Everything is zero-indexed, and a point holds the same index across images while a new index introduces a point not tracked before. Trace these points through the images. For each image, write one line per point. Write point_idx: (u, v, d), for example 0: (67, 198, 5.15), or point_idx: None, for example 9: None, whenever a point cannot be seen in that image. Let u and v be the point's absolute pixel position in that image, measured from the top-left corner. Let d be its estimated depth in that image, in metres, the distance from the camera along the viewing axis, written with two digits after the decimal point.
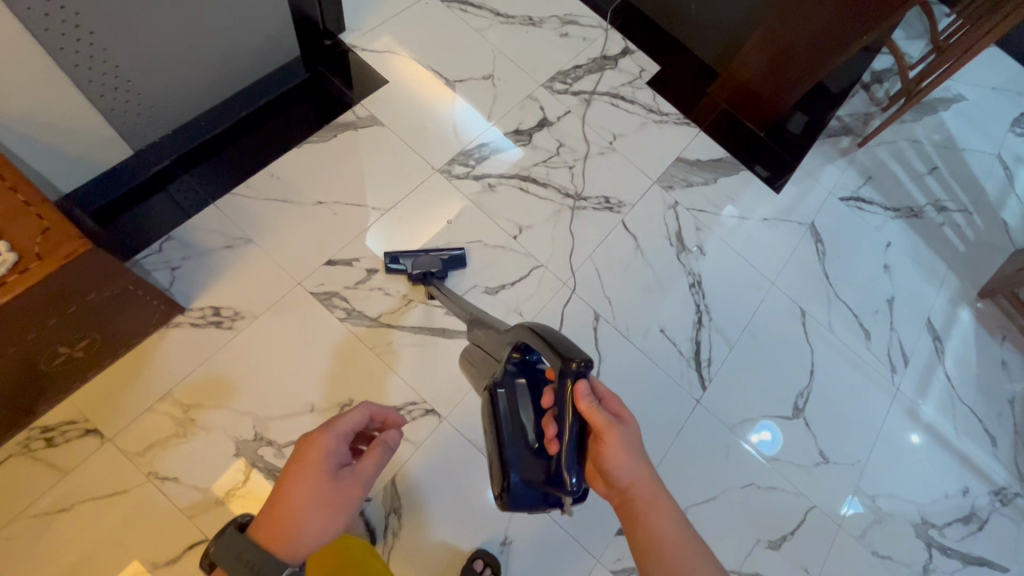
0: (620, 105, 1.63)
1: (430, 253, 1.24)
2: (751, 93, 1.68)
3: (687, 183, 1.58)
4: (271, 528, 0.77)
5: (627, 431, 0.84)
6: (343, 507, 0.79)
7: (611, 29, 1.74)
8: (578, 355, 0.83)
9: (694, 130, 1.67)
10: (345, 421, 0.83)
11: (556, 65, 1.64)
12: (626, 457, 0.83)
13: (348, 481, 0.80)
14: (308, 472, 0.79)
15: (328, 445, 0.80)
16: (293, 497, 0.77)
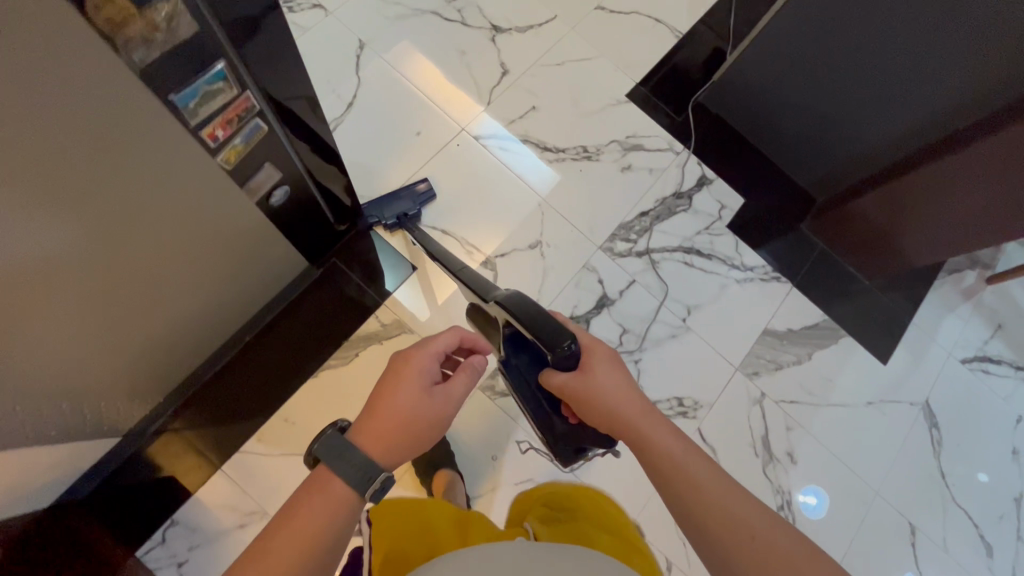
0: (696, 262, 1.34)
1: (397, 198, 1.22)
2: (863, 241, 1.35)
3: (775, 365, 1.31)
4: (369, 434, 0.68)
5: (600, 367, 0.77)
6: (433, 425, 0.73)
7: (684, 154, 1.41)
8: (563, 336, 0.75)
9: (784, 287, 1.37)
10: (435, 341, 0.77)
11: (617, 213, 1.33)
12: (615, 397, 0.75)
13: (444, 397, 0.73)
14: (401, 385, 0.72)
15: (422, 361, 0.75)
16: (390, 405, 0.70)
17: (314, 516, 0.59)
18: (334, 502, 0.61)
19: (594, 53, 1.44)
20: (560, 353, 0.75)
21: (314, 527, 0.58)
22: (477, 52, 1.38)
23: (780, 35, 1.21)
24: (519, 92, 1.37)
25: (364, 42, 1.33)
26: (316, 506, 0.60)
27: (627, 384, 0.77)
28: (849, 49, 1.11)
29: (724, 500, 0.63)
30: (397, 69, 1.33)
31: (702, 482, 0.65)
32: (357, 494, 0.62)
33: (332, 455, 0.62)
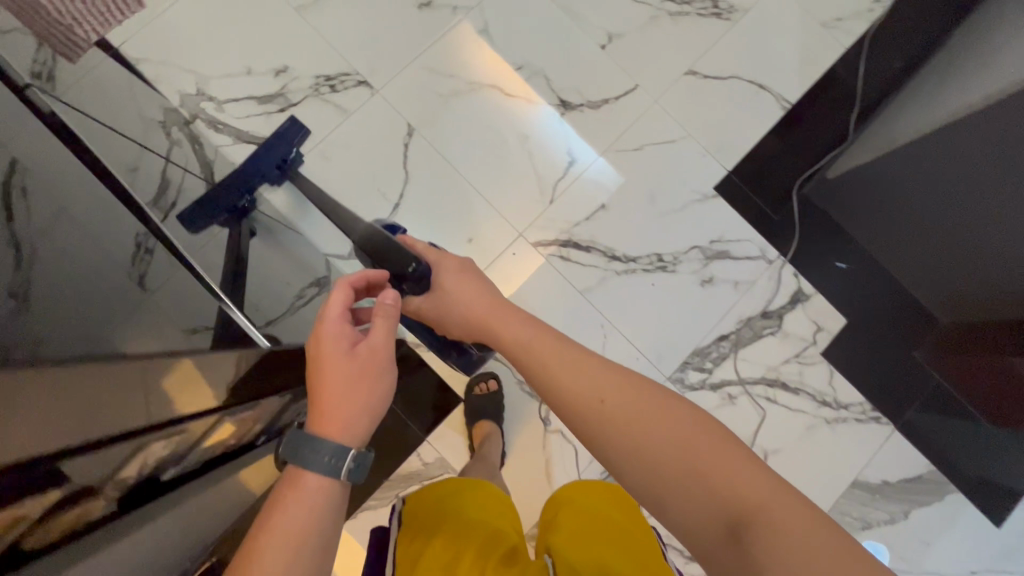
0: (779, 397, 1.17)
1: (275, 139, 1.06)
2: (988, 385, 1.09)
3: (862, 524, 1.14)
4: (325, 419, 0.54)
5: (451, 279, 0.74)
6: (383, 376, 0.58)
7: (779, 263, 1.20)
8: (406, 257, 0.75)
9: (885, 430, 1.17)
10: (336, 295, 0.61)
11: (692, 336, 1.16)
12: (468, 303, 0.72)
13: (374, 346, 0.58)
14: (324, 346, 0.57)
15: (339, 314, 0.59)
16: (328, 378, 0.55)
17: (288, 525, 0.48)
18: (309, 496, 0.50)
19: (679, 132, 1.22)
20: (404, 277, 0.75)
21: (297, 527, 0.48)
22: (540, 135, 1.20)
23: (898, 161, 1.06)
24: (587, 185, 1.19)
25: (415, 126, 1.18)
26: (287, 513, 0.49)
27: (482, 287, 0.73)
28: (973, 211, 0.96)
29: (601, 387, 0.57)
30: (448, 159, 1.17)
31: (573, 377, 0.59)
32: (334, 480, 0.52)
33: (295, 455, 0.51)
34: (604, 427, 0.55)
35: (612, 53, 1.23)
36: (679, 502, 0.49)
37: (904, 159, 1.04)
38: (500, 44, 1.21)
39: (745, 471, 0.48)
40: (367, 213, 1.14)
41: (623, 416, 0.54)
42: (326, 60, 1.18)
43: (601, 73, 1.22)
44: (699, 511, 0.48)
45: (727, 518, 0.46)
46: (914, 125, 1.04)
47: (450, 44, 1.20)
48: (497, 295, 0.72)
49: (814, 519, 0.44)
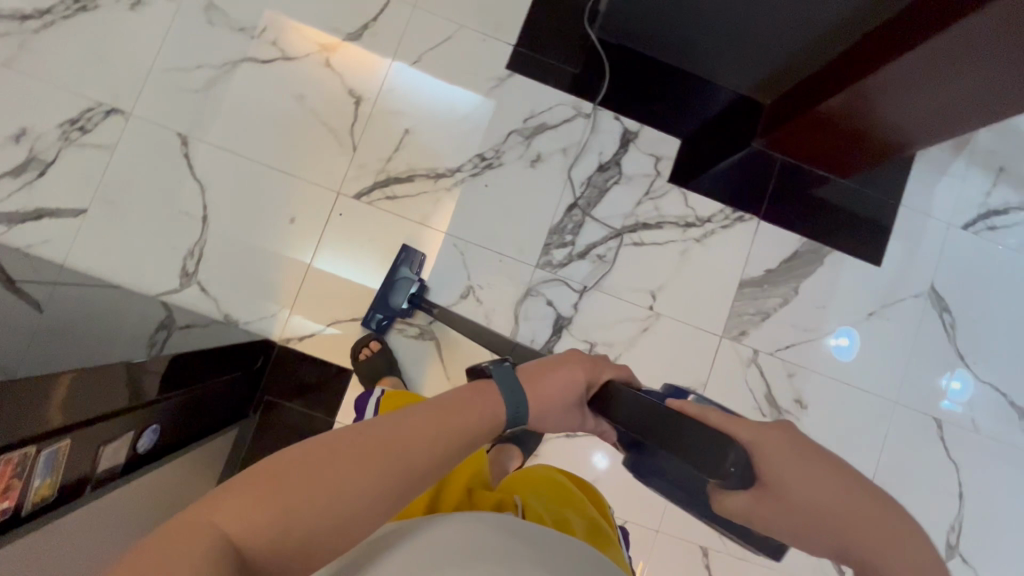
0: (645, 238, 1.18)
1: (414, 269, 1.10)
2: (816, 125, 1.10)
3: (762, 316, 1.20)
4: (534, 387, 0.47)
5: (776, 457, 0.42)
6: (558, 397, 0.47)
7: (596, 113, 1.19)
8: (712, 430, 0.40)
9: (752, 225, 1.21)
10: (613, 369, 0.51)
11: (545, 217, 1.16)
12: (810, 488, 0.41)
13: (564, 387, 0.48)
14: (568, 363, 0.49)
15: (589, 363, 0.49)
16: (544, 379, 0.47)
17: (418, 424, 0.40)
18: (480, 407, 0.44)
19: (451, 27, 1.17)
20: (707, 455, 0.40)
21: (460, 424, 0.42)
22: (316, 86, 1.13)
23: None
24: (383, 117, 1.14)
25: (186, 131, 1.10)
26: (433, 413, 0.41)
27: (771, 442, 0.43)
28: None
29: (852, 508, 0.41)
30: (234, 150, 1.11)
31: (808, 487, 0.42)
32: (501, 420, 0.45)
33: (502, 376, 0.46)
34: (787, 519, 0.42)
35: None
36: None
37: None
38: (233, 12, 1.13)
39: None
40: (179, 239, 1.09)
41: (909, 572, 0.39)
42: (60, 104, 1.08)
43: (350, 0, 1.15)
44: None
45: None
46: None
47: (181, 34, 1.11)
48: (792, 440, 0.43)
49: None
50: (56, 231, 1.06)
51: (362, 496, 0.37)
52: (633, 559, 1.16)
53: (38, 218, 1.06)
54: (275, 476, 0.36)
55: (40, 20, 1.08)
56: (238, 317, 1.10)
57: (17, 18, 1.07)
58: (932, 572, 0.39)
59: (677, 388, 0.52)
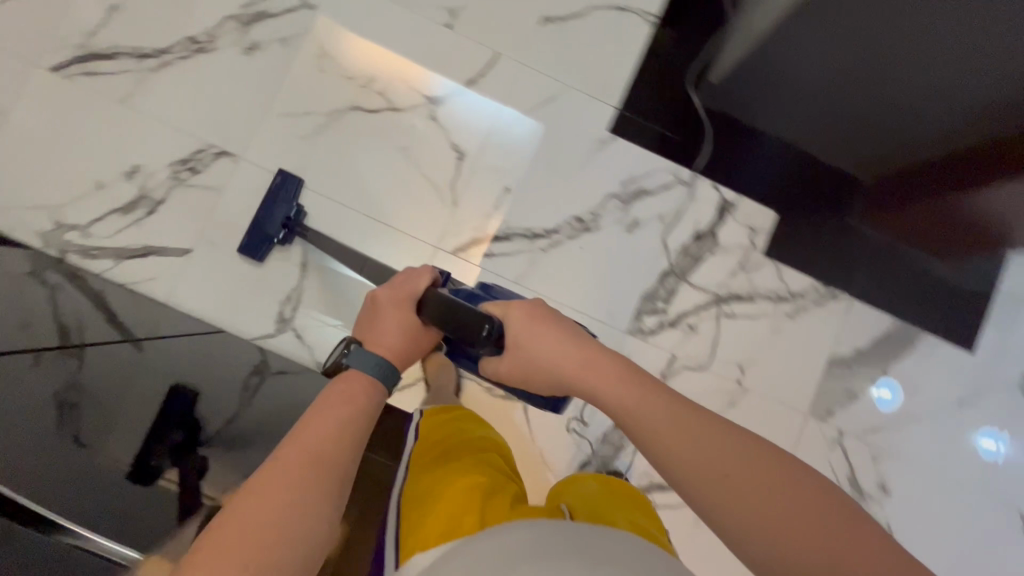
0: (736, 310, 1.17)
1: (284, 197, 1.08)
2: (924, 212, 1.10)
3: (850, 396, 1.18)
4: (384, 330, 0.68)
5: (527, 333, 0.63)
6: (397, 327, 0.68)
7: (695, 181, 1.18)
8: (477, 317, 0.62)
9: (844, 303, 1.19)
10: (420, 274, 0.70)
11: (637, 283, 1.15)
12: (556, 352, 0.62)
13: (399, 318, 0.68)
14: (379, 298, 0.70)
15: (405, 288, 0.69)
16: (382, 322, 0.68)
17: (324, 423, 0.56)
18: (347, 403, 0.59)
19: (556, 87, 1.17)
20: (477, 337, 0.62)
21: (340, 416, 0.57)
22: (419, 139, 1.13)
23: (785, 25, 0.92)
24: (484, 173, 1.14)
25: (291, 176, 1.11)
26: (325, 413, 0.57)
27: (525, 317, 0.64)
28: (852, 62, 0.92)
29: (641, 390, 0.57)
30: (336, 199, 1.12)
31: (594, 374, 0.60)
32: (376, 390, 0.63)
33: (362, 359, 0.64)
34: (596, 386, 0.59)
35: (461, 28, 1.16)
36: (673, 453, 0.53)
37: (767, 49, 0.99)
38: (343, 60, 1.13)
39: (765, 467, 0.51)
40: (277, 283, 1.10)
41: (702, 469, 0.52)
42: (172, 144, 1.09)
43: (458, 55, 1.15)
44: (807, 556, 0.47)
45: (715, 477, 0.51)
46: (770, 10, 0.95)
47: (292, 80, 1.12)
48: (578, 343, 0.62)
49: (771, 466, 0.51)
50: (162, 269, 1.08)
51: (305, 509, 0.49)
52: None
53: (144, 256, 1.08)
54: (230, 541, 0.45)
55: (158, 59, 1.10)
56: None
57: (137, 56, 1.09)
58: (708, 424, 0.54)
59: (486, 286, 0.83)
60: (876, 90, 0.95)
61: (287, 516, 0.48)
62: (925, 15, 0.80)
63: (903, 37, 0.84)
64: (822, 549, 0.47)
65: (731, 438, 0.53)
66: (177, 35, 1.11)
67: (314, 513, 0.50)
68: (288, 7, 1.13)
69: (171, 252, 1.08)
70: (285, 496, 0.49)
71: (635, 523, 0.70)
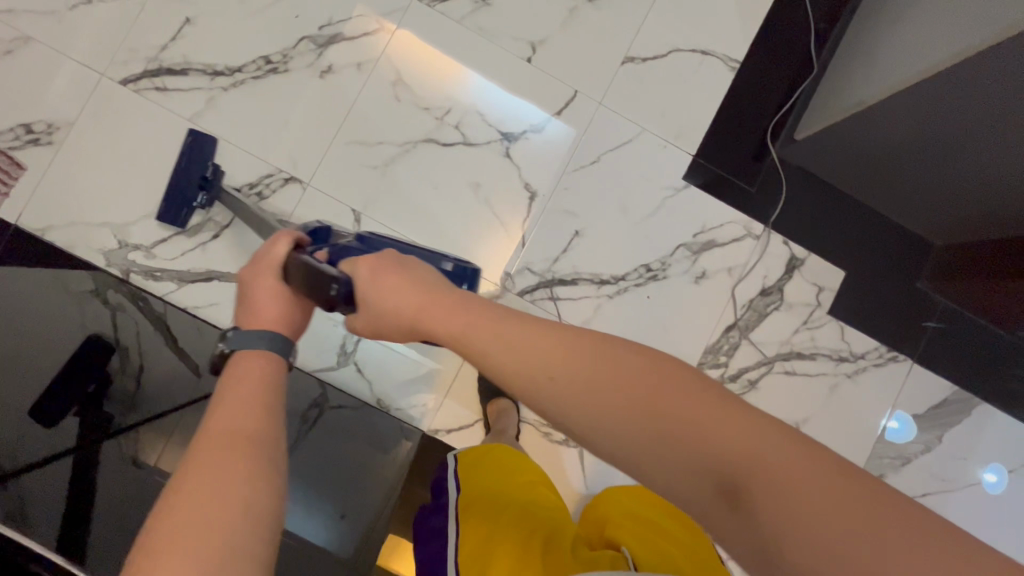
0: (796, 368, 1.17)
1: (189, 163, 1.04)
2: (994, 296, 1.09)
3: (902, 460, 1.18)
4: (259, 303, 0.62)
5: (369, 288, 0.55)
6: (270, 296, 0.62)
7: (766, 235, 1.16)
8: (324, 277, 0.56)
9: (905, 367, 1.19)
10: (277, 247, 0.65)
11: (701, 336, 1.14)
12: (394, 302, 0.53)
13: (265, 289, 0.63)
14: (247, 271, 0.65)
15: (263, 263, 0.64)
16: (253, 296, 0.63)
17: (239, 400, 0.49)
18: (256, 375, 0.52)
19: (633, 129, 1.14)
20: (330, 300, 0.57)
21: (246, 388, 0.51)
22: (491, 175, 1.11)
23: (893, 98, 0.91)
24: (554, 215, 1.12)
25: (360, 207, 1.09)
26: (231, 397, 0.49)
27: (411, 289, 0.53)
28: (945, 148, 0.91)
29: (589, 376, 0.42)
30: (404, 232, 1.09)
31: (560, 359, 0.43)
32: (275, 360, 0.56)
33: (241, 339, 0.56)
34: (577, 411, 0.41)
35: (539, 63, 1.13)
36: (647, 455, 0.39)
37: (867, 120, 0.98)
38: (418, 90, 1.10)
39: (708, 406, 0.38)
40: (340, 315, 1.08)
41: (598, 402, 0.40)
42: (239, 166, 1.06)
43: (535, 91, 1.13)
44: (703, 498, 0.36)
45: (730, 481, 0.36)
46: (886, 84, 0.94)
47: (365, 106, 1.09)
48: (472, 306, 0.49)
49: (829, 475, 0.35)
50: (225, 295, 1.06)
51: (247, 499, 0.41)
52: None
53: (208, 280, 1.05)
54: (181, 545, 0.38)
55: (230, 77, 1.07)
56: (391, 404, 1.11)
57: (209, 73, 1.06)
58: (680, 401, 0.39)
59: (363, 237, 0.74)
60: (963, 176, 0.95)
61: (230, 523, 0.40)
62: (1005, 120, 0.79)
63: (988, 137, 0.83)
64: (745, 480, 0.35)
65: (640, 365, 0.41)
66: (251, 54, 1.07)
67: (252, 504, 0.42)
68: (366, 31, 1.10)
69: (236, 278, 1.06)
70: (225, 504, 0.40)
71: (675, 538, 0.74)
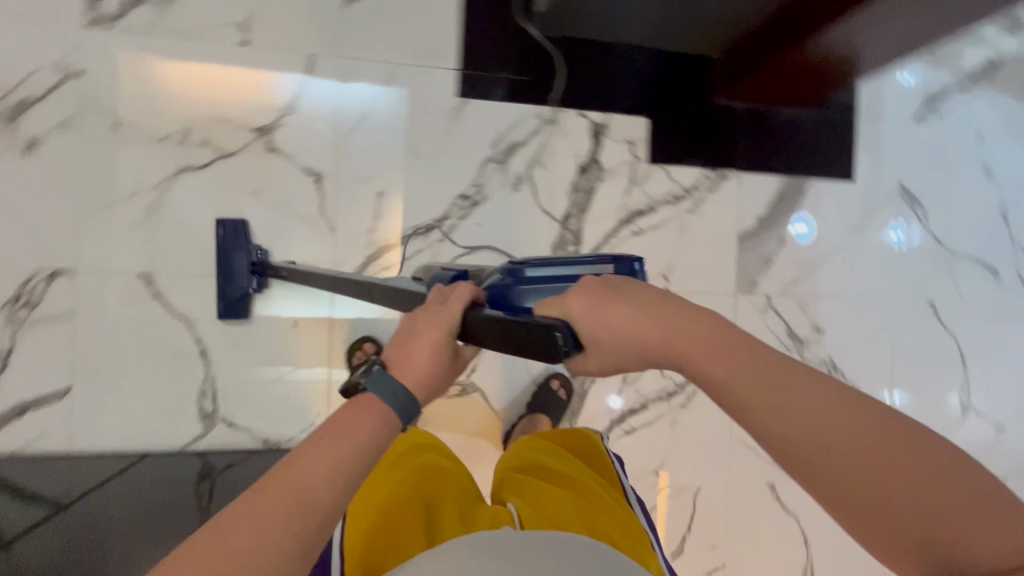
0: (642, 225, 1.19)
1: (226, 252, 1.01)
2: (773, 74, 1.13)
3: (765, 261, 1.26)
4: (412, 366, 0.47)
5: (599, 321, 0.41)
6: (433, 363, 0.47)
7: (559, 115, 1.16)
8: (554, 332, 0.40)
9: (734, 179, 1.24)
10: (462, 288, 0.49)
11: (543, 236, 1.15)
12: (620, 331, 0.42)
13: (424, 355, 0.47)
14: (416, 321, 0.48)
15: (434, 313, 0.47)
16: (413, 356, 0.47)
17: (333, 447, 0.43)
18: (368, 423, 0.44)
19: (388, 69, 1.08)
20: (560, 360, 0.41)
21: (348, 448, 0.43)
22: (268, 175, 1.04)
23: None
24: (350, 186, 1.07)
25: (145, 269, 1.00)
26: (334, 442, 0.43)
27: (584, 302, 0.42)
28: None
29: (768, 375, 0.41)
30: (206, 271, 1.02)
31: (722, 363, 0.41)
32: (397, 416, 0.46)
33: (379, 383, 0.45)
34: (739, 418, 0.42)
35: (259, 41, 1.03)
36: (813, 464, 0.39)
37: None
38: (145, 122, 0.99)
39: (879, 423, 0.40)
40: (183, 382, 1.01)
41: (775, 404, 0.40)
42: None
43: (270, 72, 1.04)
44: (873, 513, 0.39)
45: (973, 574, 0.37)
46: None
47: (96, 164, 0.98)
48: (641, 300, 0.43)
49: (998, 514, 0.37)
50: (48, 419, 0.96)
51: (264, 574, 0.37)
52: (713, 515, 1.25)
53: (20, 414, 0.95)
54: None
55: None
56: (279, 440, 1.06)
57: None
58: (880, 427, 0.39)
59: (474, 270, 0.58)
60: None
61: None
62: None
63: None
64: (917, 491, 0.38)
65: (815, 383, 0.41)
66: None
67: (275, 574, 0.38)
68: (53, 85, 0.96)
69: (49, 399, 0.96)
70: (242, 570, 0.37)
71: (581, 487, 0.75)
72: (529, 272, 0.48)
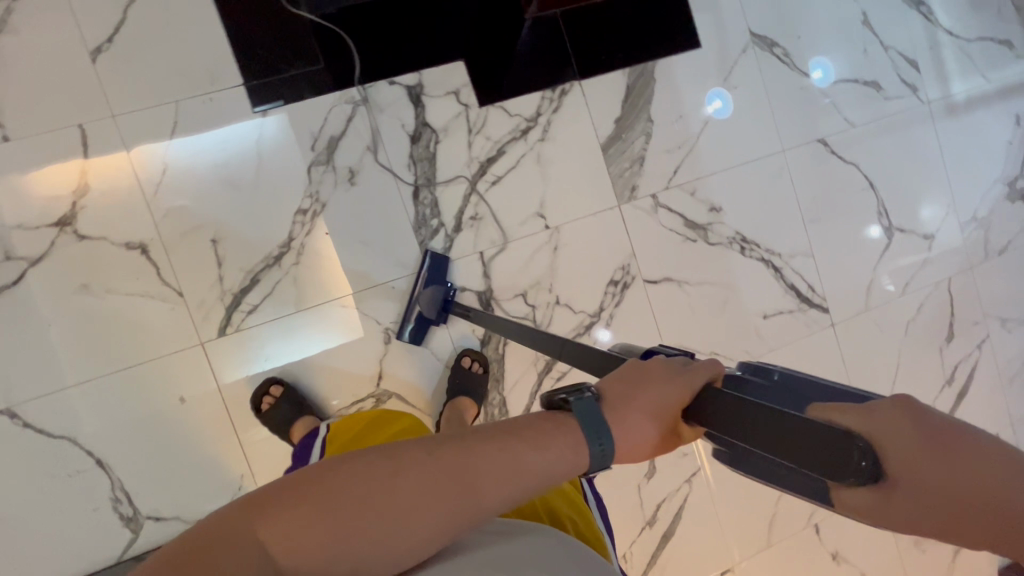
0: (498, 172, 1.13)
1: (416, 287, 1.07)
2: None
3: (638, 160, 1.20)
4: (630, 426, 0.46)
5: (915, 455, 0.32)
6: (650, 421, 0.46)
7: (370, 91, 1.07)
8: (858, 446, 0.33)
9: (577, 91, 1.17)
10: (709, 363, 0.47)
11: (400, 221, 1.09)
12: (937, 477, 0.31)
13: (644, 410, 0.46)
14: (652, 370, 0.47)
15: (672, 375, 0.46)
16: (632, 412, 0.46)
17: (518, 448, 0.43)
18: (556, 446, 0.45)
19: (169, 109, 1.00)
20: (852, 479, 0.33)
21: (534, 459, 0.44)
22: (89, 264, 0.98)
23: None
24: (180, 244, 1.01)
25: (4, 402, 0.95)
26: (522, 445, 0.44)
27: (915, 447, 0.32)
28: None
29: None
30: (69, 382, 0.97)
31: None
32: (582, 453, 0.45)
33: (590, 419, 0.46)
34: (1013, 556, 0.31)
35: (18, 130, 0.95)
36: None
37: None
38: None
39: None
40: (91, 496, 0.98)
41: None
42: None
43: (44, 157, 0.96)
44: None
45: None
46: None
47: None
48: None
49: None
50: None
51: (407, 525, 0.40)
52: None
53: None
54: (348, 483, 0.40)
55: None
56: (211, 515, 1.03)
57: None
58: None
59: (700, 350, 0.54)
60: None
61: (383, 520, 0.39)
62: None
63: None
64: None
65: None
66: None
67: (411, 531, 0.40)
68: None
69: None
70: (395, 511, 0.40)
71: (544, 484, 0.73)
72: (779, 377, 0.43)
